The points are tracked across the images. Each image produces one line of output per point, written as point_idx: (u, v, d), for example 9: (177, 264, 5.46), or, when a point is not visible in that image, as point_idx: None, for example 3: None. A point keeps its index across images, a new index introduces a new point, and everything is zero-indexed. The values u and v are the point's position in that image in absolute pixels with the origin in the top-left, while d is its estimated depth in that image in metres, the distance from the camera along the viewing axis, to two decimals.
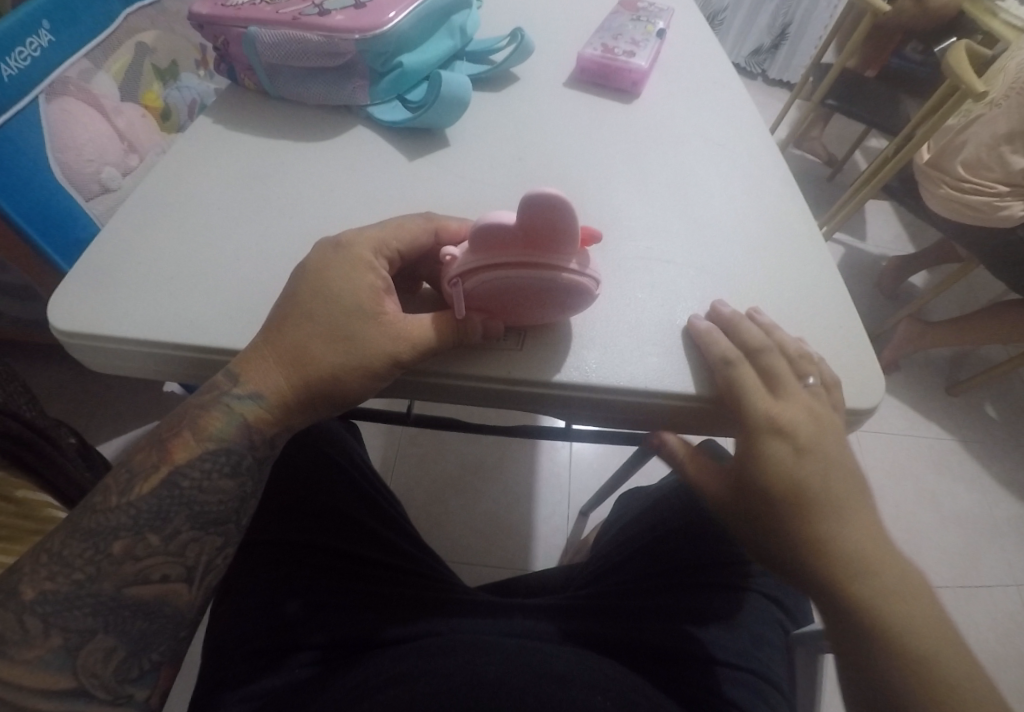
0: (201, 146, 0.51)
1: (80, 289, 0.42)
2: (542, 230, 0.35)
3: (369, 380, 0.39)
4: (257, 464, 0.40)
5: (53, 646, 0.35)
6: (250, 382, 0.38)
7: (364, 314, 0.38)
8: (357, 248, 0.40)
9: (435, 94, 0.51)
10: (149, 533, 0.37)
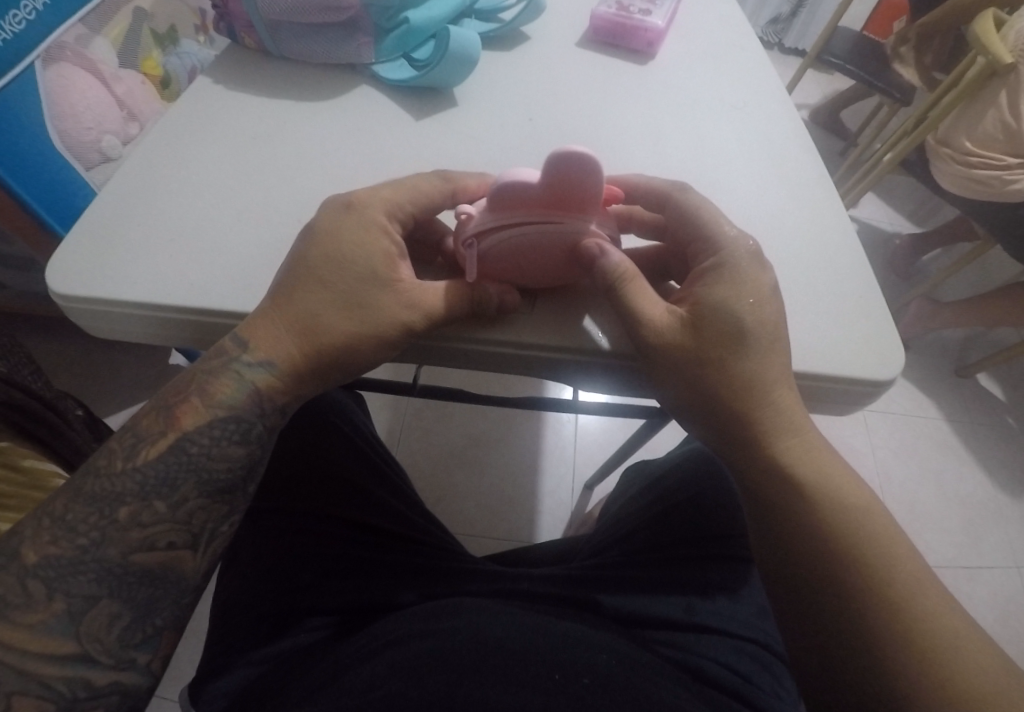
0: (204, 104, 0.49)
1: (78, 251, 0.41)
2: (567, 187, 0.35)
3: (380, 348, 0.38)
4: (267, 433, 0.40)
5: (57, 611, 0.34)
6: (259, 349, 0.37)
7: (379, 281, 0.37)
8: (371, 210, 0.38)
9: (442, 53, 0.49)
10: (155, 500, 0.37)
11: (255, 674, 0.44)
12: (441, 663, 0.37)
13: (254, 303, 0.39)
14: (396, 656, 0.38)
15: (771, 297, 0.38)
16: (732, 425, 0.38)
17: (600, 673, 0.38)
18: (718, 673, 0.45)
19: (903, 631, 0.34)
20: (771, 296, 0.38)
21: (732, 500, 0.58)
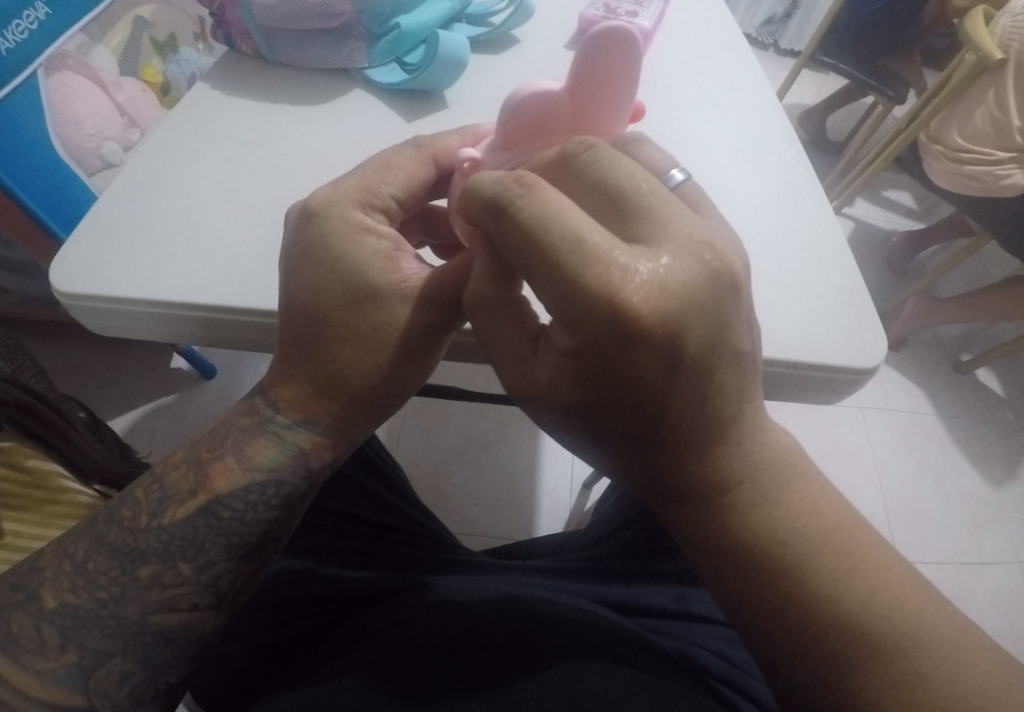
0: (208, 117, 0.50)
1: (82, 252, 0.42)
2: (594, 73, 0.34)
3: (401, 356, 0.37)
4: (305, 489, 0.41)
5: (68, 662, 0.35)
6: (294, 409, 0.39)
7: (377, 292, 0.36)
8: (345, 213, 0.36)
9: (430, 57, 0.50)
10: (181, 562, 0.37)
11: (257, 663, 0.45)
12: (428, 649, 0.38)
13: (254, 303, 0.40)
14: (381, 639, 0.40)
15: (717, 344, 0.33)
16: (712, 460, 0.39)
17: (589, 643, 0.39)
18: (709, 659, 0.45)
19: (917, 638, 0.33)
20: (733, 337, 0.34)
21: None
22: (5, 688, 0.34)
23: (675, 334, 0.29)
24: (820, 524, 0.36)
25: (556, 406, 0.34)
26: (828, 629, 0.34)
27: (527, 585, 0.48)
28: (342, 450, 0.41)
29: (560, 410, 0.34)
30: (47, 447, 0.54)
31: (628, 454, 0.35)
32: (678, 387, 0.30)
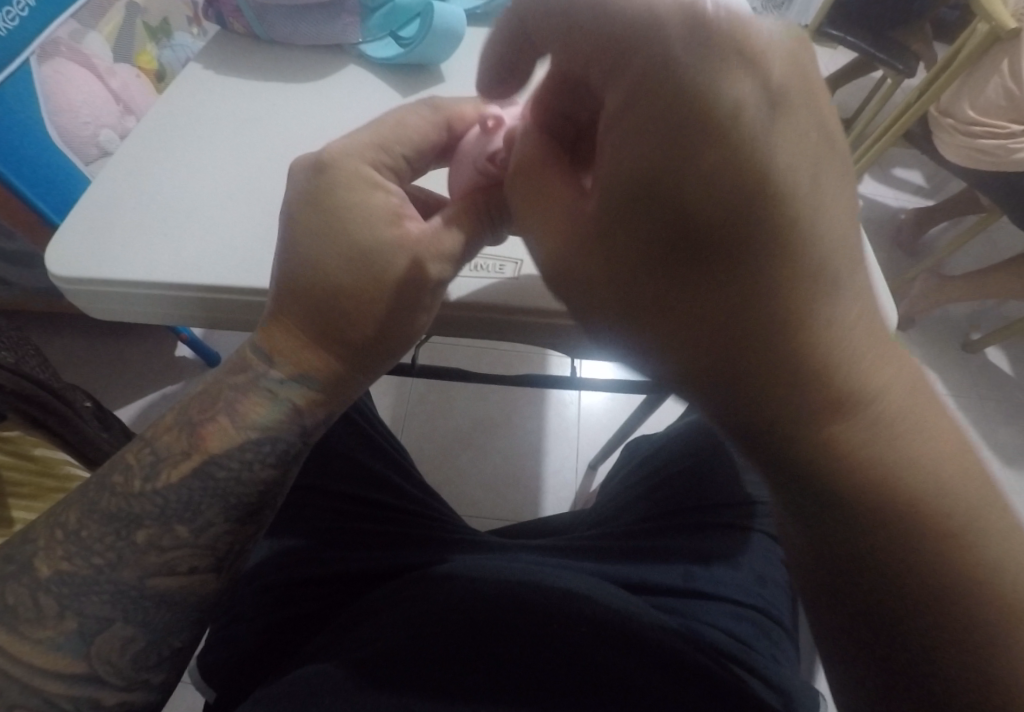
0: (201, 93, 0.49)
1: (78, 235, 0.42)
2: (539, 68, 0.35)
3: (413, 311, 0.37)
4: (300, 450, 0.41)
5: (68, 629, 0.35)
6: (293, 367, 0.39)
7: (388, 245, 0.36)
8: (354, 167, 0.36)
9: (424, 32, 0.49)
10: (176, 525, 0.37)
11: (263, 640, 0.45)
12: (433, 631, 0.38)
13: (250, 280, 0.40)
14: (388, 622, 0.40)
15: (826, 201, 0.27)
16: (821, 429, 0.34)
17: (598, 622, 0.39)
18: (715, 636, 0.45)
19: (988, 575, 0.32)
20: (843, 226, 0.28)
21: (734, 474, 0.59)
22: (3, 657, 0.34)
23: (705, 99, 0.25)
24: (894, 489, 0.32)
25: (615, 272, 0.30)
26: (925, 566, 0.31)
27: (535, 563, 0.48)
28: (334, 407, 0.41)
29: (617, 283, 0.30)
30: (55, 437, 0.54)
31: (688, 339, 0.29)
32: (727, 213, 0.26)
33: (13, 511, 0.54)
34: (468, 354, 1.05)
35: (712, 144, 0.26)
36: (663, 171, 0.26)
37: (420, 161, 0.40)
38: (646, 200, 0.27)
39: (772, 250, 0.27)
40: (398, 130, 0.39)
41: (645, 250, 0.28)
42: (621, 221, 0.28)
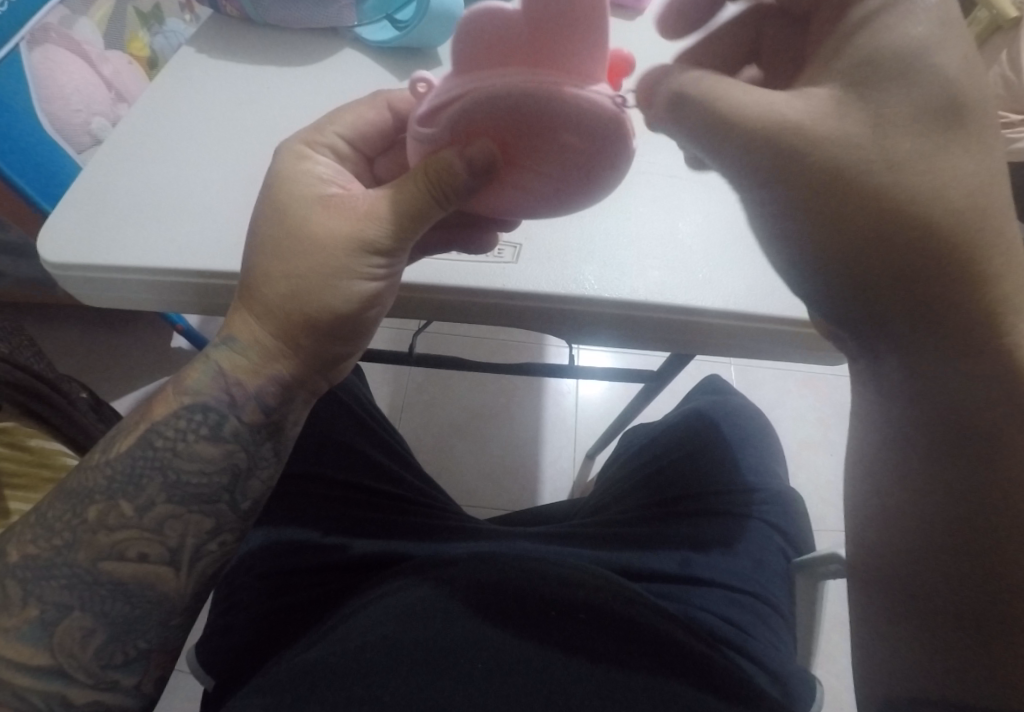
0: (186, 76, 0.49)
1: (64, 220, 0.41)
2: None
3: (346, 271, 0.36)
4: (245, 430, 0.39)
5: (30, 617, 0.35)
6: (232, 332, 0.39)
7: (314, 203, 0.37)
8: (294, 145, 0.39)
9: (421, 13, 0.48)
10: (122, 500, 0.37)
11: (254, 630, 0.45)
12: (428, 619, 0.38)
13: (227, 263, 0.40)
14: (387, 611, 0.40)
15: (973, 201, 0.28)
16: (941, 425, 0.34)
17: (596, 609, 0.40)
18: (711, 625, 0.46)
19: None
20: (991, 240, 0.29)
21: (730, 462, 0.59)
22: None
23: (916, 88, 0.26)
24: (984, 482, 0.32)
25: (840, 148, 0.27)
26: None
27: (534, 550, 0.48)
28: (267, 377, 0.39)
29: (844, 157, 0.27)
30: None
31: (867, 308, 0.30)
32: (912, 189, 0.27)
33: (10, 503, 0.53)
34: (465, 344, 1.05)
35: (937, 52, 0.26)
36: (923, 68, 0.26)
37: (370, 148, 0.40)
38: (904, 87, 0.27)
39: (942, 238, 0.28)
40: (343, 124, 0.39)
41: (885, 128, 0.27)
42: (847, 98, 0.27)
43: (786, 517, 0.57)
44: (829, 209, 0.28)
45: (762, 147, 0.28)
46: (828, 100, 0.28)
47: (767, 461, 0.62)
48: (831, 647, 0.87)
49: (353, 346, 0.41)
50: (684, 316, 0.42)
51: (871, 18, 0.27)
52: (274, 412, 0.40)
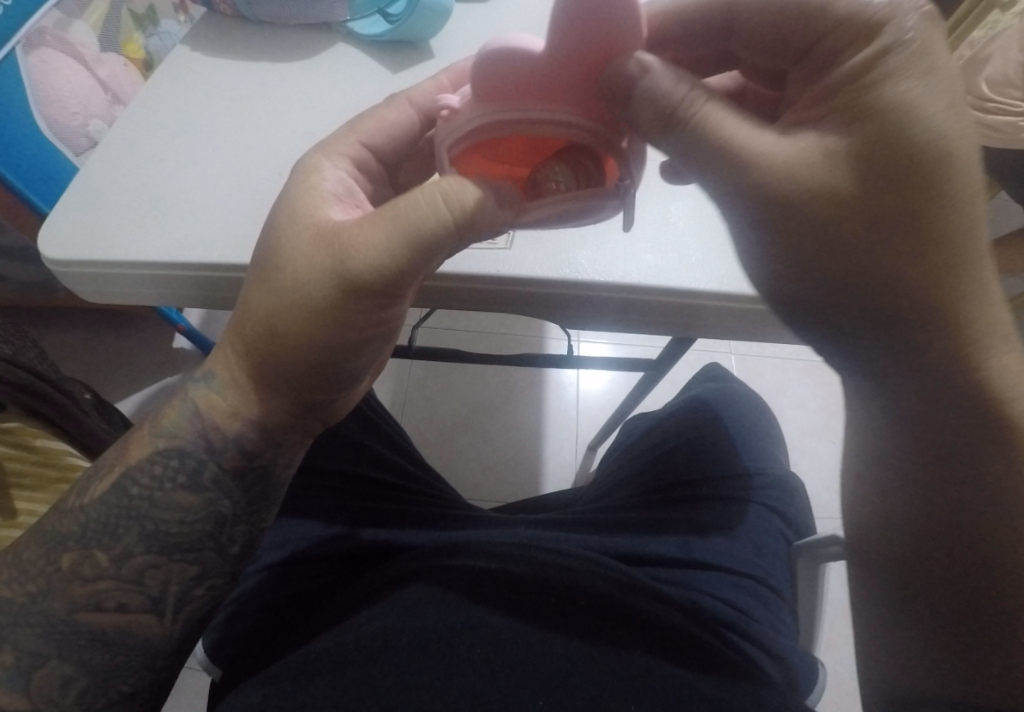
0: (183, 74, 0.49)
1: (67, 217, 0.42)
2: (589, 36, 0.28)
3: (322, 308, 0.34)
4: (216, 475, 0.40)
5: (6, 665, 0.36)
6: (211, 366, 0.41)
7: (301, 231, 0.34)
8: (309, 159, 0.37)
9: (413, 4, 0.48)
10: (97, 551, 0.38)
11: (258, 621, 0.45)
12: (429, 606, 0.39)
13: (226, 260, 0.40)
14: (392, 599, 0.41)
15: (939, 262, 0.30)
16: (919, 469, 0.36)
17: (600, 597, 0.40)
18: (714, 607, 0.46)
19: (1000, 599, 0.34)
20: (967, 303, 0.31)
21: (731, 446, 0.60)
22: None
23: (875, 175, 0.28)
24: (943, 495, 0.35)
25: (812, 194, 0.28)
26: (965, 558, 0.35)
27: (536, 536, 0.49)
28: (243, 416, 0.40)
29: (812, 203, 0.28)
30: (54, 427, 0.54)
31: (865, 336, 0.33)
32: (873, 258, 0.29)
33: (16, 502, 0.55)
34: (465, 338, 1.05)
35: (929, 119, 0.27)
36: (911, 137, 0.27)
37: (391, 155, 0.40)
38: (892, 148, 0.27)
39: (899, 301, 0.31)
40: (366, 130, 0.39)
41: (871, 185, 0.28)
42: (838, 151, 0.28)
43: (786, 503, 0.57)
44: (810, 252, 0.30)
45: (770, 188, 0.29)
46: (821, 146, 0.28)
47: (767, 445, 0.62)
48: (836, 634, 0.87)
49: (338, 385, 0.42)
50: (679, 297, 0.42)
51: (848, 86, 0.28)
52: (256, 456, 0.41)
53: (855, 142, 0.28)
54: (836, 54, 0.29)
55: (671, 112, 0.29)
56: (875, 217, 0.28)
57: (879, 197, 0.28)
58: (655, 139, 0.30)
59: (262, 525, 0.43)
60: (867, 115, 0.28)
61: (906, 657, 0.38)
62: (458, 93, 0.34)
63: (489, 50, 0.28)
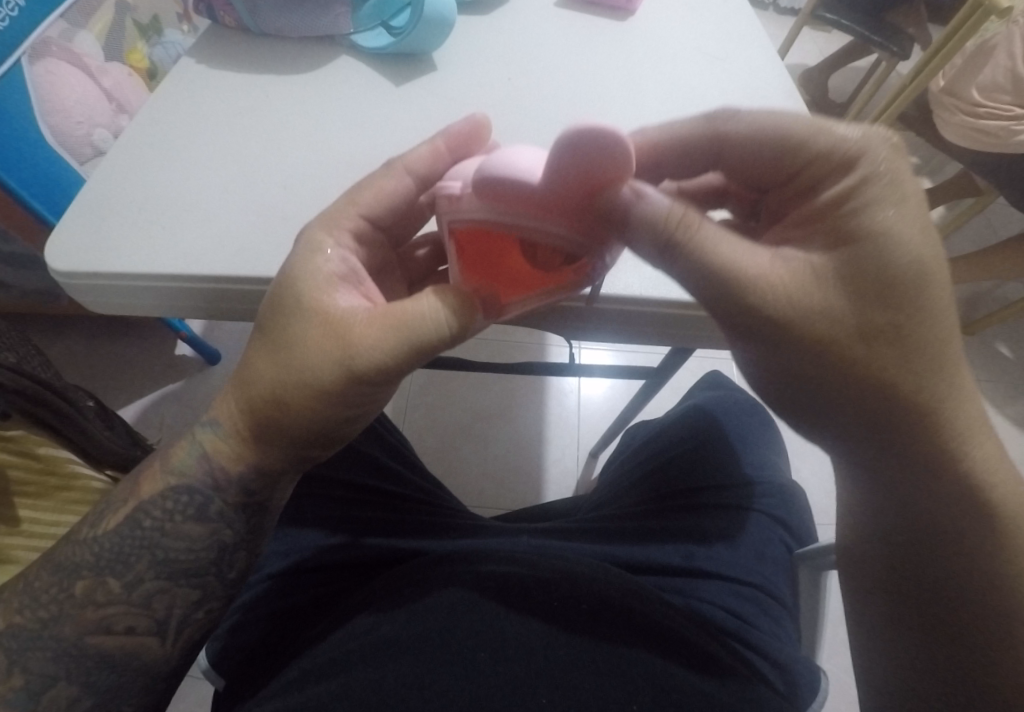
0: (188, 87, 0.49)
1: (75, 230, 0.42)
2: (591, 173, 0.27)
3: (328, 398, 0.36)
4: (227, 510, 0.41)
5: (15, 687, 0.36)
6: (213, 413, 0.40)
7: (305, 315, 0.35)
8: (313, 233, 0.38)
9: (416, 18, 0.49)
10: (109, 578, 0.38)
11: (262, 630, 0.45)
12: (431, 613, 0.39)
13: (232, 275, 0.40)
14: (395, 603, 0.41)
15: (921, 376, 0.32)
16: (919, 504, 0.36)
17: (601, 599, 0.40)
18: (716, 615, 0.46)
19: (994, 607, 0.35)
20: (959, 403, 0.33)
21: (733, 455, 0.60)
22: None
23: (856, 302, 0.31)
24: (944, 512, 0.35)
25: (812, 310, 0.31)
26: (967, 568, 0.35)
27: (537, 544, 0.49)
28: (253, 461, 0.40)
29: (808, 319, 0.31)
30: (60, 437, 0.54)
31: (843, 430, 0.35)
32: (855, 371, 0.32)
33: (18, 511, 0.55)
34: (467, 346, 1.05)
35: (909, 242, 0.30)
36: (894, 262, 0.30)
37: (389, 221, 0.40)
38: (877, 272, 0.30)
39: (881, 410, 0.33)
40: (364, 202, 0.38)
41: (859, 299, 0.31)
42: (823, 270, 0.31)
43: (788, 511, 0.57)
44: (798, 360, 0.32)
45: (757, 310, 0.31)
46: (809, 264, 0.31)
47: (768, 453, 0.63)
48: (837, 640, 0.87)
49: (333, 444, 0.42)
50: (679, 309, 0.43)
51: (835, 208, 0.31)
52: (257, 493, 0.41)
53: (840, 266, 0.31)
54: (824, 180, 0.33)
55: (666, 235, 0.30)
56: (858, 335, 0.31)
57: (861, 318, 0.31)
58: (646, 254, 0.31)
59: (259, 549, 0.44)
60: (851, 246, 0.31)
61: (907, 669, 0.39)
62: (457, 172, 0.34)
63: (491, 174, 0.28)
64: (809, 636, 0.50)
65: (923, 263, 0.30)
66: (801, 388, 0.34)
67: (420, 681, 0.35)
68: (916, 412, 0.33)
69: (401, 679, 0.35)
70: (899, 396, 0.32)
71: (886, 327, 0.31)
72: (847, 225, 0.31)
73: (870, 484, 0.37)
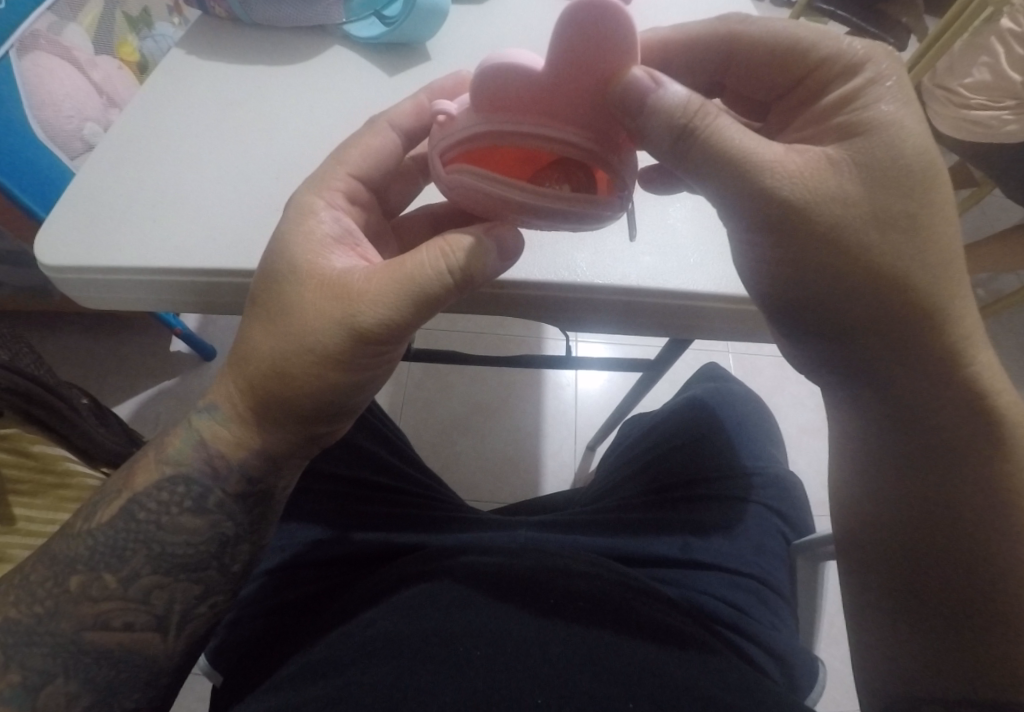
0: (179, 77, 0.49)
1: (64, 223, 0.41)
2: (594, 48, 0.28)
3: (328, 355, 0.35)
4: (225, 501, 0.40)
5: (12, 682, 0.36)
6: (211, 399, 0.41)
7: (300, 278, 0.35)
8: (303, 198, 0.38)
9: (409, 6, 0.48)
10: (105, 573, 0.38)
11: (260, 627, 0.45)
12: (426, 611, 0.39)
13: (224, 266, 0.40)
14: (392, 602, 0.40)
15: (940, 264, 0.33)
16: (927, 476, 0.37)
17: (595, 596, 0.40)
18: (714, 607, 0.46)
19: (995, 590, 0.35)
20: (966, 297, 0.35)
21: (729, 444, 0.60)
22: None
23: (873, 194, 0.32)
24: (935, 490, 0.37)
25: (829, 198, 0.32)
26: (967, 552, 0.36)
27: (536, 537, 0.49)
28: (249, 450, 0.40)
29: (831, 208, 0.32)
30: (55, 436, 0.53)
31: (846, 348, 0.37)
32: (872, 268, 0.33)
33: (14, 509, 0.55)
34: (463, 339, 1.05)
35: (911, 135, 0.32)
36: (900, 149, 0.32)
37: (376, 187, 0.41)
38: (887, 158, 0.32)
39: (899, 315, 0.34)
40: (356, 162, 0.39)
41: (870, 184, 0.32)
42: (841, 158, 0.32)
43: (786, 501, 0.57)
44: (817, 268, 0.33)
45: (789, 206, 0.31)
46: (825, 156, 0.32)
47: (764, 442, 0.63)
48: (835, 631, 0.87)
49: (333, 424, 0.42)
50: (676, 299, 0.42)
51: (846, 101, 0.34)
52: (258, 481, 0.41)
53: (857, 158, 0.32)
54: (825, 85, 0.35)
55: (682, 125, 0.31)
56: (873, 231, 0.32)
57: (882, 209, 0.32)
58: (668, 150, 0.32)
59: (263, 541, 0.43)
60: (868, 139, 0.32)
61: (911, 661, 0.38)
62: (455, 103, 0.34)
63: (488, 68, 0.28)
64: (809, 625, 0.51)
65: (927, 158, 0.33)
66: (810, 302, 0.35)
67: (412, 680, 0.34)
68: (930, 308, 0.34)
69: (396, 675, 0.34)
70: (918, 294, 0.33)
71: (900, 218, 0.32)
72: (862, 119, 0.33)
73: (869, 408, 0.39)
